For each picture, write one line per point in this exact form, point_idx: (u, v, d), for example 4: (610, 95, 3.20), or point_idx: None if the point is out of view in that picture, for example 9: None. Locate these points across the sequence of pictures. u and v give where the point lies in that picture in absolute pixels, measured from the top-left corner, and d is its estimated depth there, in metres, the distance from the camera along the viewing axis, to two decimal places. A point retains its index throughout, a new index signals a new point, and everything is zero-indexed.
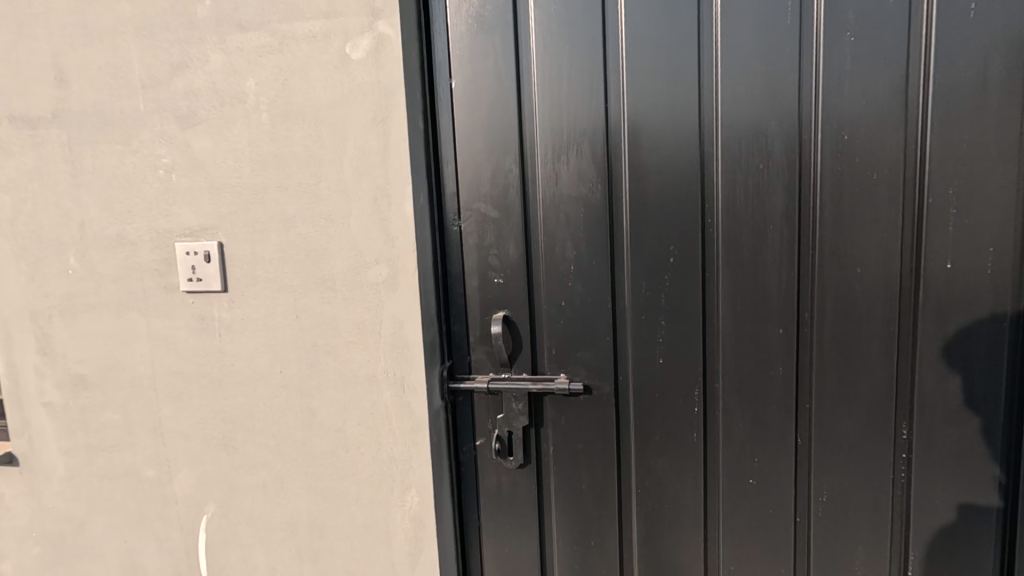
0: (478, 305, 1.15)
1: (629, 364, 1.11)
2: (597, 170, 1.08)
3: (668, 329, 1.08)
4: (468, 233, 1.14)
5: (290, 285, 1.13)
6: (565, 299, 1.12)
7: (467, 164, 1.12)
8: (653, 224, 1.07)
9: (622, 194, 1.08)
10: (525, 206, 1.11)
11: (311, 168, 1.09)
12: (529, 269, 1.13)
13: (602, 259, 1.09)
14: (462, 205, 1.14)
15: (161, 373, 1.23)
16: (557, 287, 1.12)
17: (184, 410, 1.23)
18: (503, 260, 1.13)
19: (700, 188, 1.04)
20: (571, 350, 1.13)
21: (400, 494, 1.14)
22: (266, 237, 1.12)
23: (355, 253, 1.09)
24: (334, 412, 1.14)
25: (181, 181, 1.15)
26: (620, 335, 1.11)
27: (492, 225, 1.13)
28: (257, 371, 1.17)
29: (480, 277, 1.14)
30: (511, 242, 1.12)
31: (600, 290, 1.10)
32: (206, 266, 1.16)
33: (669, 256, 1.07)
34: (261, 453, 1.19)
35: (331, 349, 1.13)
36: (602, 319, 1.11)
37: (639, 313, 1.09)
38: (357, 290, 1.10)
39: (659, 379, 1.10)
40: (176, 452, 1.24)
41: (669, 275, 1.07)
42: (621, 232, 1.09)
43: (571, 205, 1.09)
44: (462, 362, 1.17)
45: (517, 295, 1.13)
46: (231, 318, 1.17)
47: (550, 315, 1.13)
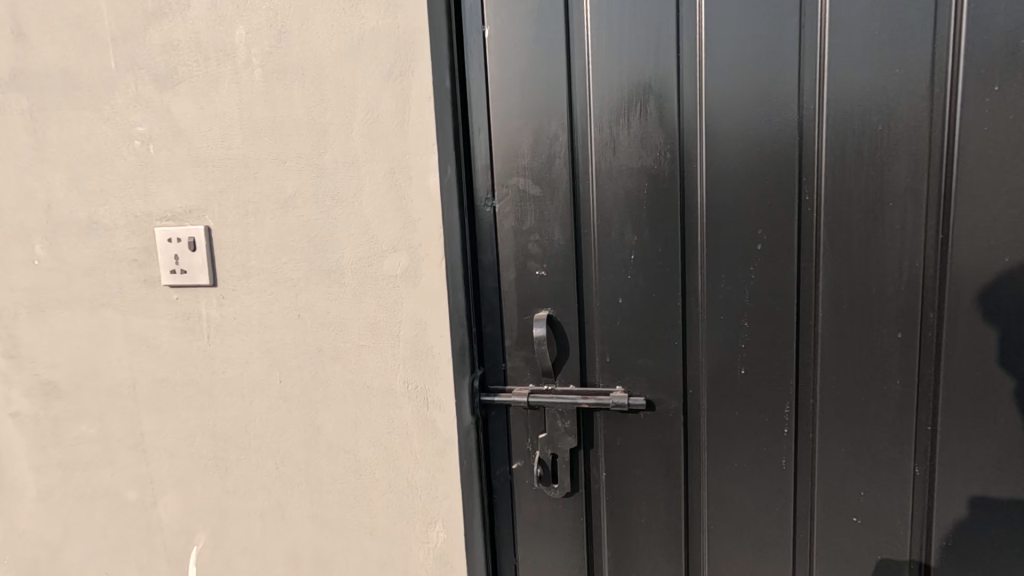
0: (516, 301, 0.96)
1: (700, 374, 0.91)
2: (663, 135, 0.87)
3: (753, 331, 0.88)
4: (503, 214, 0.94)
5: (290, 277, 0.94)
6: (623, 296, 0.92)
7: (503, 130, 0.92)
8: (736, 203, 0.86)
9: (695, 164, 0.87)
10: (574, 181, 0.91)
11: (314, 134, 0.89)
12: (578, 258, 0.93)
13: (669, 245, 0.89)
14: (496, 181, 0.94)
15: (143, 381, 1.05)
16: (613, 280, 0.92)
17: (169, 425, 1.05)
18: (547, 247, 0.93)
19: (796, 156, 0.83)
20: (629, 357, 0.93)
21: (421, 528, 0.95)
22: (261, 221, 0.93)
23: (367, 240, 0.89)
24: (343, 430, 0.95)
25: (160, 154, 0.96)
26: (690, 340, 0.91)
27: (533, 206, 0.93)
28: (252, 380, 0.99)
29: (518, 268, 0.95)
30: (557, 225, 0.93)
31: (667, 283, 0.90)
32: (190, 255, 0.97)
33: (755, 241, 0.86)
34: (258, 476, 1.01)
35: (338, 355, 0.93)
36: (668, 319, 0.91)
37: (715, 313, 0.89)
38: (369, 285, 0.90)
39: (740, 392, 0.90)
40: (160, 472, 1.07)
41: (754, 265, 0.86)
42: (692, 212, 0.88)
43: (632, 179, 0.89)
44: (497, 371, 0.99)
45: (564, 289, 0.94)
46: (222, 317, 0.98)
47: (604, 315, 0.93)
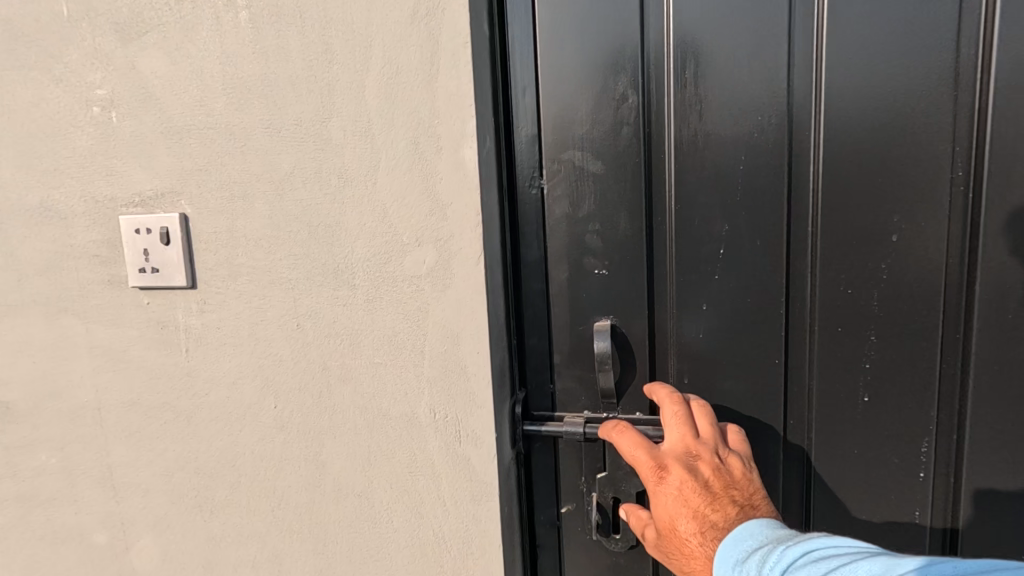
0: (568, 308, 0.77)
1: (806, 400, 0.72)
2: (767, 94, 0.67)
3: (880, 349, 0.68)
4: (553, 198, 0.75)
5: (287, 278, 0.75)
6: (707, 300, 0.73)
7: (555, 92, 0.73)
8: (863, 182, 0.66)
9: (807, 132, 0.67)
10: (646, 157, 0.72)
11: (315, 94, 0.69)
12: (649, 253, 0.74)
13: (770, 237, 0.70)
14: (545, 156, 0.74)
15: (111, 403, 0.86)
16: (694, 281, 0.73)
17: (143, 456, 0.86)
18: (610, 239, 0.74)
19: (951, 118, 0.63)
20: (714, 378, 0.74)
21: None
22: (251, 207, 0.74)
23: (385, 230, 0.70)
24: (354, 469, 0.76)
25: (125, 123, 0.77)
26: (794, 356, 0.72)
27: (594, 187, 0.73)
28: (242, 404, 0.80)
29: (572, 266, 0.76)
30: (623, 211, 0.73)
31: (766, 285, 0.71)
32: (162, 249, 0.78)
33: (889, 232, 0.66)
34: (251, 520, 0.83)
35: (348, 375, 0.74)
36: (767, 331, 0.72)
37: (830, 323, 0.69)
38: (386, 287, 0.71)
39: (860, 425, 0.70)
40: (133, 512, 0.89)
41: (886, 261, 0.67)
42: (803, 195, 0.68)
43: (723, 153, 0.70)
44: (544, 394, 0.80)
45: (632, 293, 0.75)
46: (203, 326, 0.80)
47: (682, 325, 0.74)
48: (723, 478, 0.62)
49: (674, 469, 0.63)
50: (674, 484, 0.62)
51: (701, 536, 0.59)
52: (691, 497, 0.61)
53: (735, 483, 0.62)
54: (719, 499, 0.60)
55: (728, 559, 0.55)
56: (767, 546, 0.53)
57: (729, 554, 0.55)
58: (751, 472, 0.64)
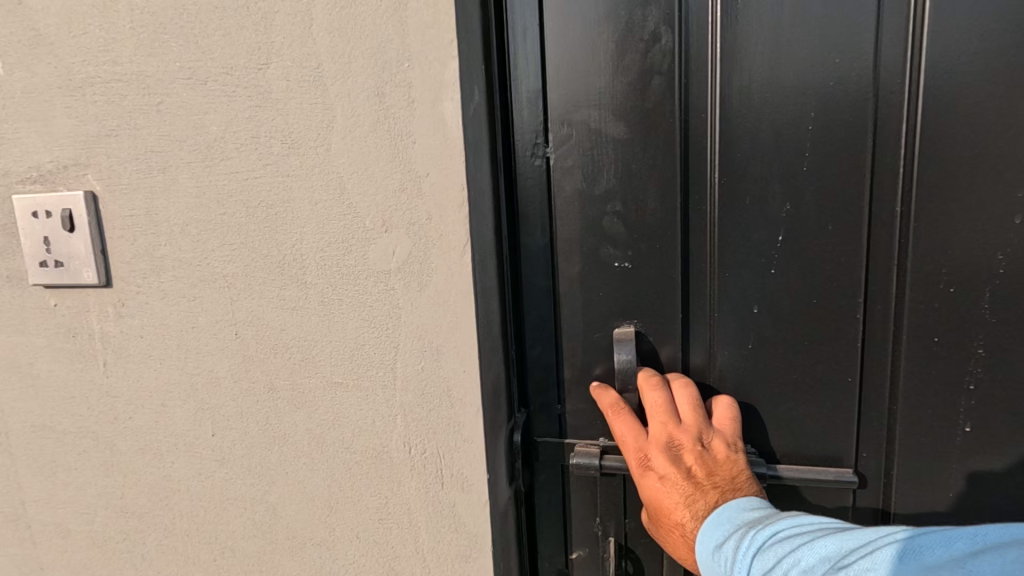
0: (581, 312, 0.61)
1: (881, 426, 0.57)
2: (850, 26, 0.50)
3: (992, 366, 0.53)
4: (562, 171, 0.58)
5: (221, 274, 0.58)
6: (759, 300, 0.57)
7: (563, 30, 0.56)
8: (977, 146, 0.50)
9: (900, 79, 0.51)
10: (683, 115, 0.55)
11: (248, 33, 0.52)
12: (685, 241, 0.58)
13: (845, 221, 0.54)
14: (552, 117, 0.58)
15: (18, 428, 0.70)
16: (744, 278, 0.57)
17: (60, 492, 0.71)
18: (635, 224, 0.58)
19: None
20: (765, 400, 0.59)
21: None
22: (175, 183, 0.58)
23: (342, 211, 0.54)
24: (310, 513, 0.61)
25: (14, 76, 0.60)
26: (870, 372, 0.56)
27: (614, 157, 0.57)
28: (173, 430, 0.64)
29: (586, 257, 0.59)
30: (652, 186, 0.57)
31: (837, 283, 0.55)
32: (65, 237, 0.61)
33: (1010, 212, 0.50)
34: (189, 570, 0.68)
35: (299, 398, 0.59)
36: (836, 341, 0.56)
37: (919, 331, 0.54)
38: (347, 286, 0.55)
39: (958, 464, 0.55)
40: (53, 558, 0.73)
41: (1000, 250, 0.51)
42: (890, 164, 0.52)
43: (785, 109, 0.53)
44: (548, 416, 0.64)
45: (662, 292, 0.59)
46: (123, 335, 0.63)
47: (726, 334, 0.58)
48: (706, 465, 0.52)
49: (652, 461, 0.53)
50: (652, 475, 0.53)
51: (682, 527, 0.52)
52: (673, 490, 0.52)
53: (719, 468, 0.52)
54: (701, 489, 0.51)
55: (707, 548, 0.48)
56: (738, 529, 0.47)
57: (706, 542, 0.48)
58: (737, 448, 0.54)
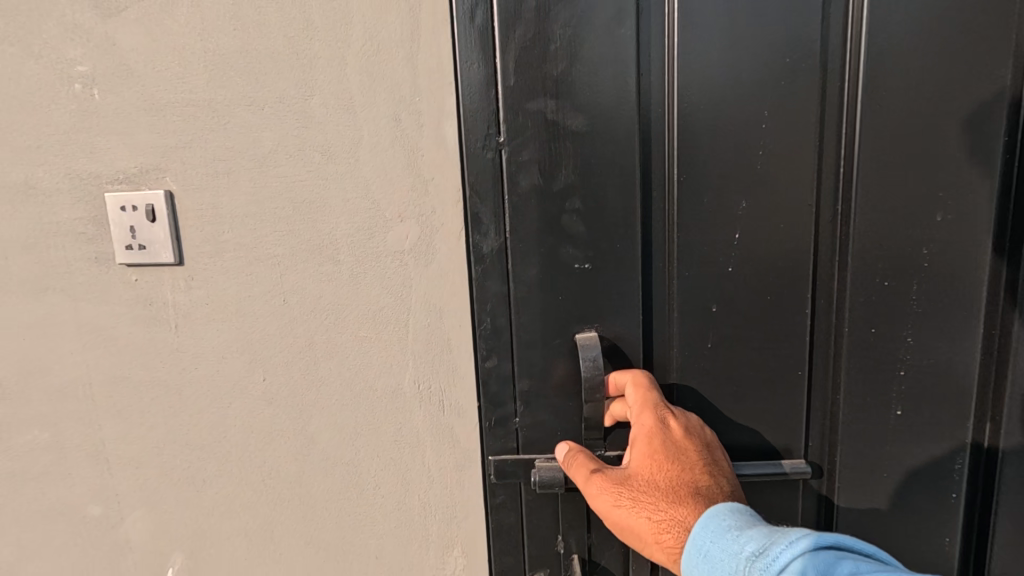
0: (539, 299, 0.71)
1: (780, 376, 0.75)
2: (747, 58, 0.67)
3: (914, 350, 0.73)
4: (524, 168, 0.69)
5: (272, 253, 0.76)
6: (713, 282, 0.72)
7: (528, 38, 0.66)
8: (888, 173, 0.69)
9: (779, 99, 0.68)
10: (622, 109, 0.68)
11: (295, 71, 0.70)
12: (627, 219, 0.71)
13: (750, 215, 0.71)
14: (507, 113, 0.68)
15: (101, 378, 0.87)
16: (693, 260, 0.72)
17: (134, 429, 0.88)
18: (590, 214, 0.70)
19: (922, 103, 0.67)
20: (731, 387, 0.75)
21: (438, 554, 0.81)
22: (235, 182, 0.75)
23: (368, 206, 0.72)
24: (340, 439, 0.79)
25: (106, 99, 0.77)
26: (772, 331, 0.74)
27: (571, 151, 0.68)
28: (230, 378, 0.82)
29: (542, 233, 0.70)
30: (600, 172, 0.69)
31: (744, 261, 0.72)
32: (149, 227, 0.78)
33: (876, 218, 0.70)
34: (242, 489, 0.85)
35: (333, 348, 0.76)
36: (745, 305, 0.73)
37: (798, 290, 0.73)
38: (371, 262, 0.73)
39: (876, 413, 0.75)
40: (126, 486, 0.90)
41: (892, 252, 0.71)
42: (821, 177, 0.70)
43: (702, 120, 0.68)
44: (505, 432, 0.75)
45: (612, 266, 0.72)
46: (191, 303, 0.81)
47: (695, 327, 0.74)
48: (711, 456, 0.65)
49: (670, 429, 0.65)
50: (668, 441, 0.64)
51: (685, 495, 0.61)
52: (684, 460, 0.63)
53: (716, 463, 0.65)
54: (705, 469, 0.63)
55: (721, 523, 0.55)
56: (765, 528, 0.54)
57: (726, 519, 0.56)
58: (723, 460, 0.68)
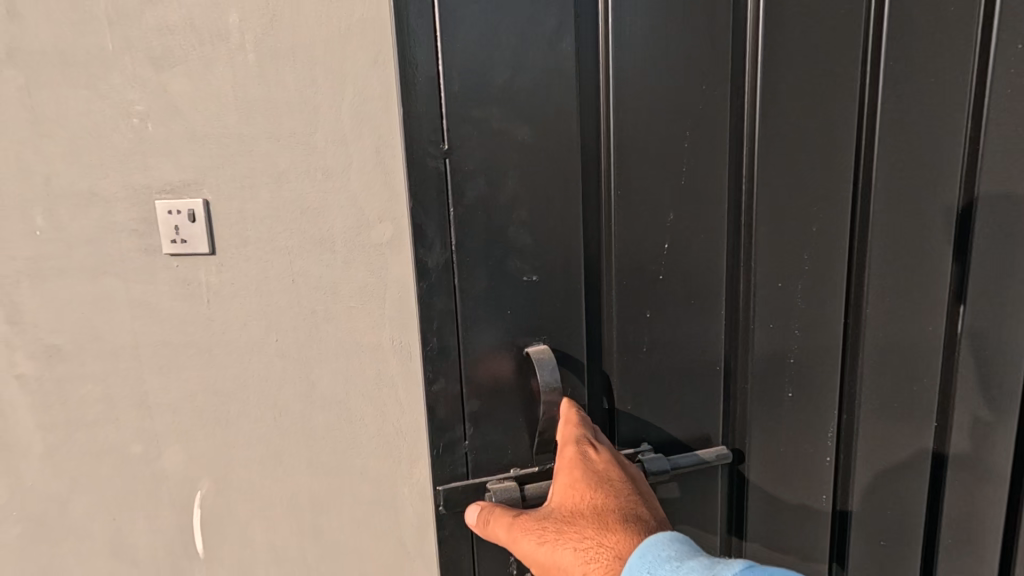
0: (492, 293, 0.89)
1: (678, 349, 0.98)
2: (648, 105, 0.89)
3: (796, 337, 1.03)
4: (470, 181, 0.85)
5: (284, 246, 1.03)
6: (646, 286, 0.95)
7: (474, 71, 0.82)
8: (769, 210, 0.96)
9: (671, 138, 0.91)
10: (552, 131, 0.86)
11: (303, 114, 0.98)
12: (558, 221, 0.89)
13: (656, 225, 0.93)
14: (455, 128, 0.83)
15: (146, 342, 1.13)
16: (620, 263, 0.93)
17: (171, 382, 1.14)
18: (533, 224, 0.88)
19: (779, 153, 0.95)
20: (665, 382, 0.99)
21: (408, 467, 1.10)
22: (256, 193, 1.02)
23: (356, 212, 1.00)
24: (335, 382, 1.07)
25: (157, 130, 1.03)
26: (670, 314, 0.97)
27: (514, 166, 0.86)
28: (250, 340, 1.09)
29: (489, 233, 0.87)
30: (536, 182, 0.87)
31: (656, 262, 0.94)
32: (190, 226, 1.05)
33: (757, 237, 0.97)
34: (260, 426, 1.12)
35: (331, 316, 1.04)
36: (653, 295, 0.95)
37: (689, 282, 0.96)
38: (358, 252, 1.01)
39: (772, 384, 1.03)
40: (164, 427, 1.16)
41: (774, 265, 0.99)
42: (709, 195, 0.94)
43: (619, 151, 0.89)
44: (457, 454, 0.93)
45: (552, 262, 0.90)
46: (220, 283, 1.07)
47: (629, 326, 0.95)
48: (629, 491, 0.81)
49: (594, 473, 0.81)
50: (591, 482, 0.80)
51: (611, 531, 0.75)
52: (606, 498, 0.79)
53: (634, 496, 0.81)
54: (624, 502, 0.79)
55: (659, 558, 0.69)
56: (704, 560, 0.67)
57: (663, 552, 0.70)
58: (643, 492, 0.84)
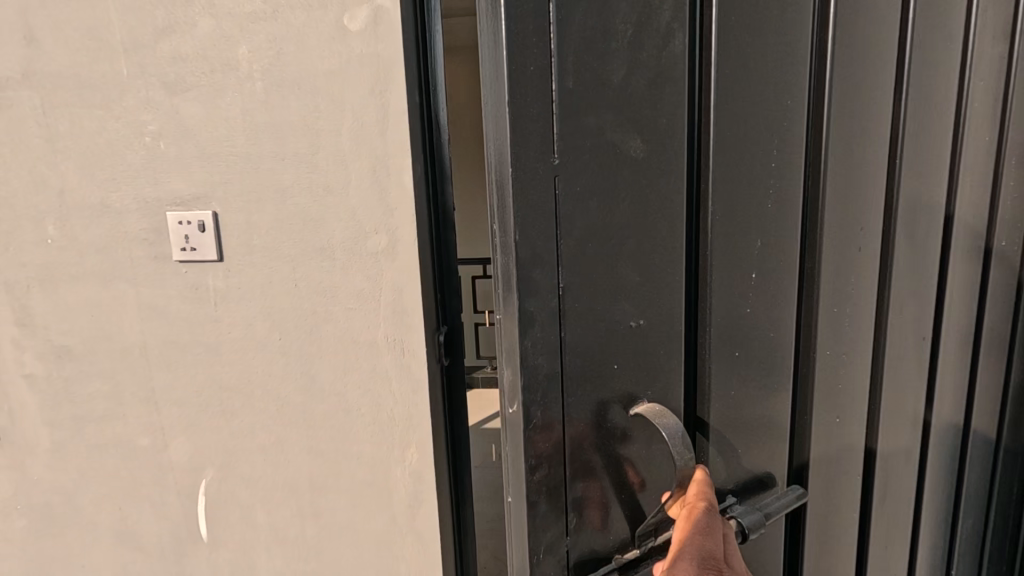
0: (601, 351, 0.63)
1: (759, 395, 0.78)
2: (753, 102, 0.69)
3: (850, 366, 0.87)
4: (574, 200, 0.58)
5: (288, 254, 1.15)
6: (729, 319, 0.72)
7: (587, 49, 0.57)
8: (847, 221, 0.82)
9: (763, 137, 0.71)
10: (663, 133, 0.63)
11: (307, 137, 1.10)
12: (662, 250, 0.66)
13: (733, 238, 0.71)
14: (561, 130, 0.57)
15: (154, 342, 1.22)
16: (721, 296, 0.70)
17: (178, 378, 1.24)
18: (640, 257, 0.64)
19: (847, 151, 0.80)
20: (759, 441, 0.79)
21: (400, 452, 1.22)
22: (262, 206, 1.13)
23: (355, 224, 1.12)
24: (334, 376, 1.19)
25: (169, 148, 1.13)
26: (750, 352, 0.75)
27: (620, 178, 0.61)
28: (254, 338, 1.20)
29: (590, 268, 0.61)
30: (646, 202, 0.63)
31: (734, 287, 0.72)
32: (200, 235, 1.16)
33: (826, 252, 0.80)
34: (263, 418, 1.23)
35: (330, 316, 1.16)
36: (731, 331, 0.73)
37: (766, 309, 0.76)
38: (356, 259, 1.14)
39: (829, 424, 0.86)
40: (171, 420, 1.26)
41: (834, 281, 0.82)
42: (782, 201, 0.76)
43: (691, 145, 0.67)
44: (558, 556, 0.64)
45: (659, 305, 0.66)
46: (227, 287, 1.18)
47: (720, 378, 0.72)
48: None
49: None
50: None
51: None
52: None
53: None
54: None
55: None
56: None
57: None
58: None
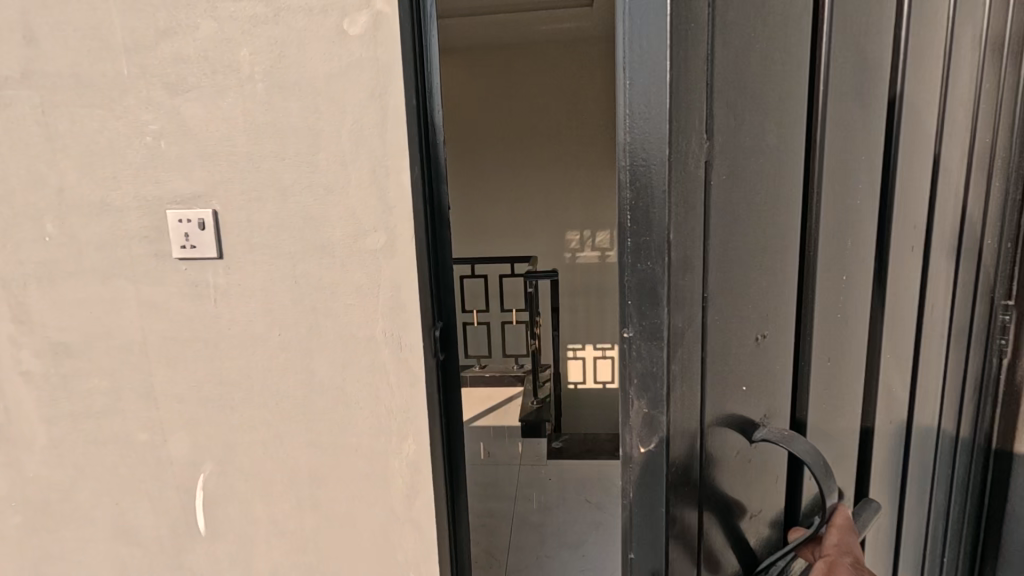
0: (726, 372, 0.55)
1: (840, 407, 0.73)
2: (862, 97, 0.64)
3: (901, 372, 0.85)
4: (715, 193, 0.50)
5: (288, 251, 1.18)
6: (827, 329, 0.66)
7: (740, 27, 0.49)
8: (910, 222, 0.79)
9: (864, 133, 0.66)
10: (793, 128, 0.57)
11: (307, 138, 1.13)
12: (779, 254, 0.59)
13: (837, 242, 0.65)
14: (718, 118, 0.48)
15: (153, 338, 1.24)
16: (822, 305, 0.65)
17: (177, 374, 1.25)
18: (761, 261, 0.56)
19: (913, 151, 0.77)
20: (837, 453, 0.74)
21: (398, 443, 1.25)
22: (263, 204, 1.16)
23: (354, 222, 1.16)
24: (334, 371, 1.22)
25: (170, 147, 1.15)
26: (840, 363, 0.70)
27: (752, 173, 0.53)
28: (254, 333, 1.22)
29: (720, 274, 0.52)
30: (773, 201, 0.56)
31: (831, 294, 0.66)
32: (200, 233, 1.18)
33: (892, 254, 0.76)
34: (262, 412, 1.26)
35: (330, 312, 1.19)
36: (824, 340, 0.67)
37: (852, 314, 0.71)
38: (356, 256, 1.17)
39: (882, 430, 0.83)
40: (170, 416, 1.27)
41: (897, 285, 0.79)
42: (870, 201, 0.70)
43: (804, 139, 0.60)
44: None
45: (772, 314, 0.60)
46: (227, 283, 1.20)
47: (815, 392, 0.66)
48: None
49: None
50: None
51: None
52: None
53: None
54: None
55: None
56: None
57: None
58: None
